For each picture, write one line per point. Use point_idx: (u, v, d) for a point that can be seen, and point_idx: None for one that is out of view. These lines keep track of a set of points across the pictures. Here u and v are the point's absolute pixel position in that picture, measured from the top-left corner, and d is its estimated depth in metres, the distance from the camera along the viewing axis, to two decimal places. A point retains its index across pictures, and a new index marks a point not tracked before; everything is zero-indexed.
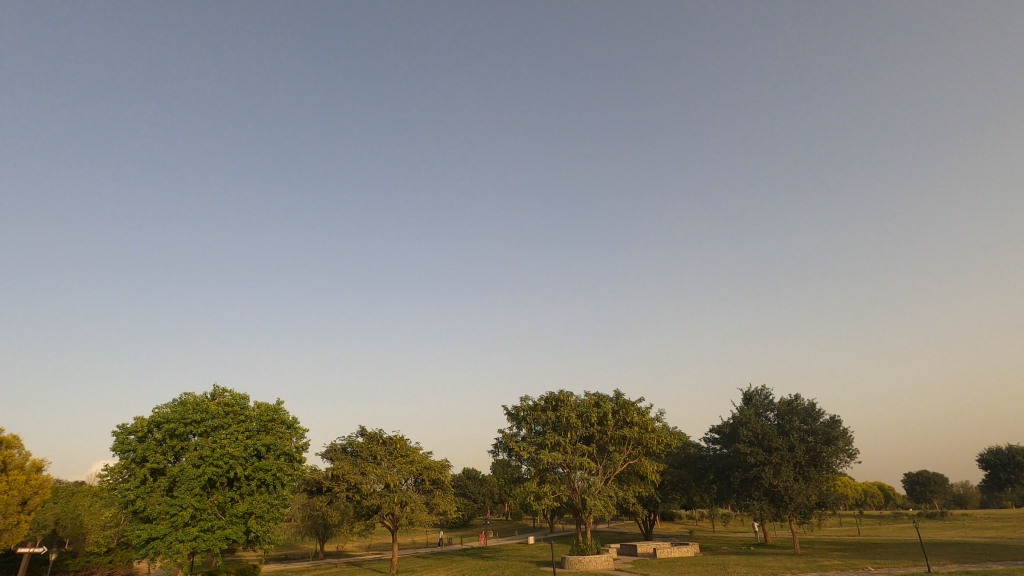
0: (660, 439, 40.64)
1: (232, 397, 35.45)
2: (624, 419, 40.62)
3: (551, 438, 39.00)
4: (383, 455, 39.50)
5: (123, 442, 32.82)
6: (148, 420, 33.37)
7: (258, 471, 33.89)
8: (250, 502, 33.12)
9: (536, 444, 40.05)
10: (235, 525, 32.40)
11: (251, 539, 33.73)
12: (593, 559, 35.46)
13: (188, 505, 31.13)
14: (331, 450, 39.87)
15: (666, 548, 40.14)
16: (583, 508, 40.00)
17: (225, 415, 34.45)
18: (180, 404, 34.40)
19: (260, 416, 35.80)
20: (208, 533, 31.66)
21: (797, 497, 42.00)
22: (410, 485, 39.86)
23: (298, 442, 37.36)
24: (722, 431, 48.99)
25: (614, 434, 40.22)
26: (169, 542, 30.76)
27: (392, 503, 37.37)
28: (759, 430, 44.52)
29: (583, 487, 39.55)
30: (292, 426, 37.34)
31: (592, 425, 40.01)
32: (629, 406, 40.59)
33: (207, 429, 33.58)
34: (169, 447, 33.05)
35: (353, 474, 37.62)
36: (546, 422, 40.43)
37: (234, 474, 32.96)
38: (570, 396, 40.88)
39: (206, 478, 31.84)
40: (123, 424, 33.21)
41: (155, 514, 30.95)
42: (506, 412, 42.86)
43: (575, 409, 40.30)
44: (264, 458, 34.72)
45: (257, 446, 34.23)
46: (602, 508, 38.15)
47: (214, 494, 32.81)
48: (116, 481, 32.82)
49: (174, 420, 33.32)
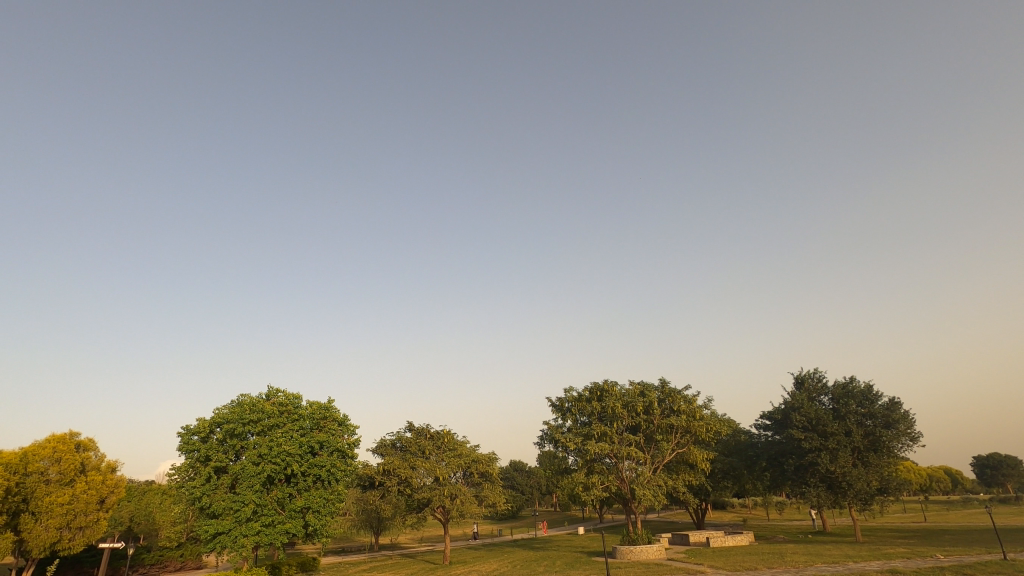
0: (709, 427, 39.81)
1: (286, 397, 36.70)
2: (671, 408, 40.07)
3: (596, 428, 38.75)
4: (431, 449, 40.20)
5: (188, 442, 34.56)
6: (210, 421, 35.03)
7: (313, 467, 35.21)
8: (308, 497, 34.45)
9: (581, 434, 39.95)
10: (294, 519, 33.75)
11: (309, 533, 35.01)
12: (645, 549, 35.18)
13: (250, 501, 32.52)
14: (380, 446, 40.88)
15: (719, 537, 39.40)
16: (632, 498, 39.60)
17: (280, 414, 35.72)
18: (238, 405, 35.86)
19: (313, 414, 37.03)
20: (270, 527, 33.03)
21: (856, 483, 40.42)
22: (459, 478, 40.47)
23: (350, 438, 38.52)
24: (774, 417, 47.60)
25: (662, 422, 39.67)
26: (234, 536, 32.15)
27: (442, 496, 38.01)
28: (813, 414, 43.03)
29: (632, 477, 39.10)
30: (343, 423, 38.46)
31: (638, 415, 39.55)
32: (675, 394, 39.97)
33: (264, 428, 34.95)
34: (229, 446, 34.53)
35: (403, 468, 38.55)
36: (591, 412, 40.26)
37: (292, 471, 34.25)
38: (614, 386, 40.54)
39: (265, 475, 33.20)
40: (186, 425, 34.91)
41: (220, 509, 32.42)
42: (551, 404, 42.95)
43: (620, 399, 39.87)
44: (318, 455, 36.04)
45: (311, 443, 35.50)
46: (652, 498, 37.75)
47: (273, 490, 34.13)
48: (184, 479, 34.59)
49: (233, 420, 34.76)
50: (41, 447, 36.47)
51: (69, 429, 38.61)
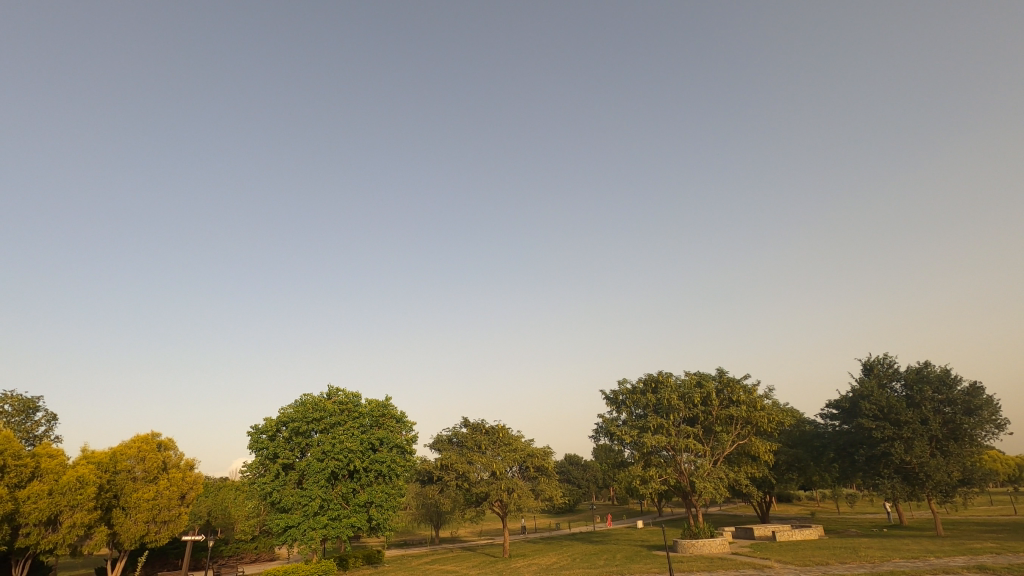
0: (772, 417, 38.34)
1: (346, 396, 37.93)
2: (730, 398, 38.87)
3: (652, 420, 38.08)
4: (487, 444, 40.62)
5: (257, 441, 36.29)
6: (276, 420, 36.65)
7: (374, 463, 36.34)
8: (371, 492, 35.64)
9: (637, 427, 39.40)
10: (359, 514, 34.95)
11: (373, 526, 36.16)
12: (707, 543, 34.38)
13: (316, 496, 33.86)
14: (437, 441, 41.74)
15: (786, 531, 38.02)
16: (692, 491, 38.76)
17: (341, 412, 36.96)
18: (301, 404, 37.30)
19: (372, 411, 38.15)
20: (336, 521, 34.29)
21: (936, 474, 37.99)
22: (515, 472, 40.73)
23: (408, 435, 39.47)
24: (841, 405, 45.43)
25: (721, 413, 38.57)
26: (303, 529, 33.54)
27: (499, 490, 38.38)
28: (885, 402, 40.81)
29: (691, 469, 38.29)
30: (401, 420, 39.41)
31: (696, 406, 38.56)
32: (734, 384, 38.76)
33: (327, 426, 36.29)
34: (295, 444, 35.99)
35: (460, 463, 39.18)
36: (646, 404, 39.64)
37: (354, 467, 35.42)
38: (669, 377, 39.76)
39: (329, 471, 34.46)
40: (255, 424, 36.68)
41: (290, 504, 33.91)
42: (605, 397, 42.57)
43: (676, 390, 39.04)
44: (378, 451, 37.18)
45: (371, 440, 36.60)
46: (713, 491, 36.76)
47: (338, 485, 35.42)
48: (255, 476, 36.36)
49: (297, 419, 36.20)
50: (127, 448, 39.28)
51: (151, 430, 41.38)
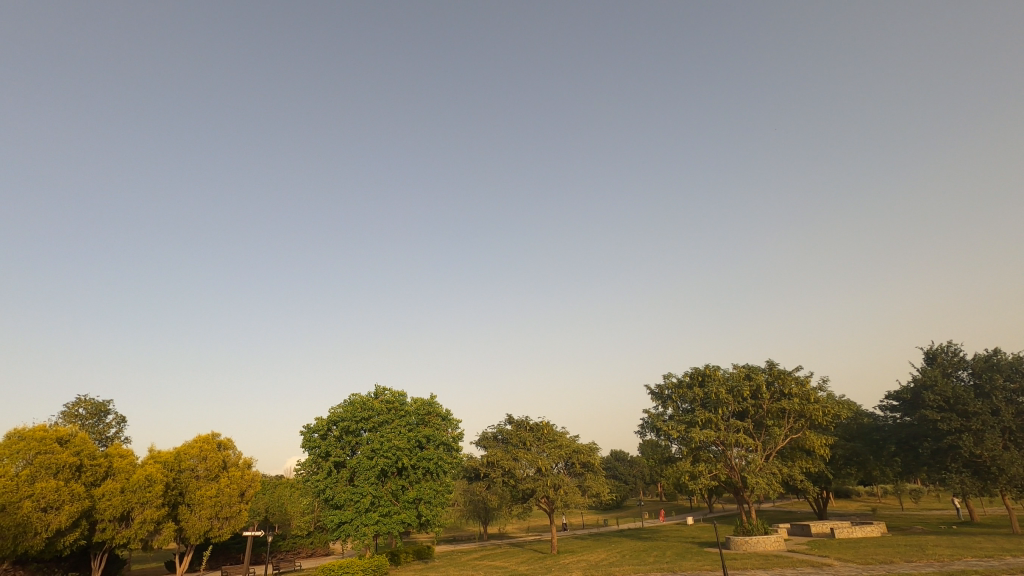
0: (827, 410, 36.85)
1: (392, 395, 38.71)
2: (781, 390, 37.63)
3: (700, 415, 37.25)
4: (532, 441, 40.66)
5: (310, 440, 37.46)
6: (327, 420, 37.73)
7: (422, 460, 36.98)
8: (419, 488, 36.29)
9: (685, 422, 38.65)
10: (408, 510, 35.67)
11: (423, 522, 36.83)
12: (761, 540, 33.42)
13: (367, 493, 34.66)
14: (483, 438, 42.18)
15: (845, 528, 36.52)
16: (744, 486, 37.72)
17: (388, 411, 37.74)
18: (350, 404, 38.26)
19: (418, 410, 38.81)
20: (387, 517, 35.07)
21: (1009, 468, 35.59)
22: (561, 468, 40.63)
23: (454, 432, 39.97)
24: (902, 397, 43.33)
25: (772, 407, 37.38)
26: (356, 525, 34.40)
27: (545, 487, 38.32)
28: (950, 393, 38.68)
29: (742, 465, 37.20)
30: (447, 418, 39.97)
31: (745, 399, 37.50)
32: (785, 375, 37.56)
33: (375, 424, 37.14)
34: (346, 442, 37.01)
35: (506, 459, 39.41)
36: (693, 398, 38.88)
37: (403, 464, 36.11)
38: (717, 370, 38.83)
39: (379, 469, 35.20)
40: (307, 424, 37.83)
41: (342, 501, 34.84)
42: (650, 392, 41.96)
43: (724, 383, 38.09)
44: (425, 449, 37.81)
45: (418, 438, 37.24)
46: (766, 487, 35.64)
47: (387, 482, 36.20)
48: (309, 473, 37.54)
49: (347, 418, 37.17)
50: (190, 448, 41.31)
51: (211, 431, 43.39)
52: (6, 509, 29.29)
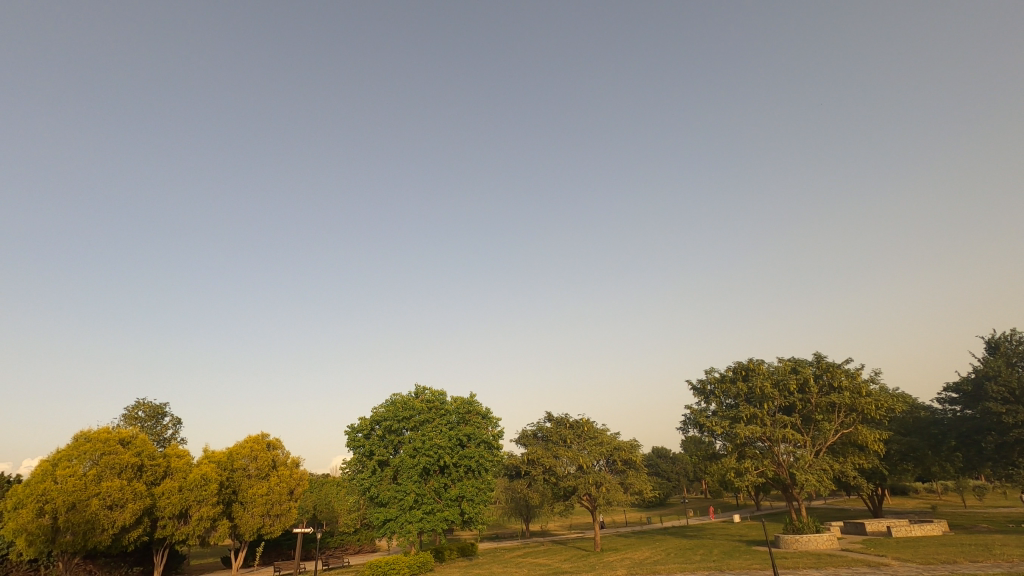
0: (880, 403, 35.37)
1: (432, 395, 39.23)
2: (830, 384, 36.35)
3: (744, 410, 36.32)
4: (573, 439, 40.52)
5: (354, 439, 38.33)
6: (370, 419, 38.52)
7: (463, 458, 37.32)
8: (461, 486, 36.67)
9: (729, 418, 37.77)
10: (451, 508, 36.10)
11: (466, 520, 37.21)
12: (813, 538, 32.38)
13: (411, 491, 35.23)
14: (523, 436, 42.30)
15: (903, 526, 34.99)
16: (793, 484, 36.57)
17: (429, 410, 38.26)
18: (392, 403, 38.97)
19: (458, 409, 39.19)
20: (431, 514, 35.57)
21: None
22: (602, 466, 40.32)
23: (494, 430, 40.21)
24: (962, 389, 41.21)
25: (820, 401, 36.13)
26: (401, 523, 35.02)
27: (587, 484, 38.12)
28: (1015, 384, 36.57)
29: (791, 461, 36.09)
30: (487, 416, 40.23)
31: (792, 394, 36.36)
32: (834, 368, 36.26)
33: (417, 424, 37.66)
34: (389, 441, 37.68)
35: (546, 457, 39.37)
36: (737, 394, 38.00)
37: (445, 463, 36.52)
38: (761, 364, 37.81)
39: (422, 467, 35.70)
40: (351, 424, 38.71)
41: (387, 499, 35.50)
42: (691, 387, 41.22)
43: (769, 377, 37.04)
44: (466, 447, 38.13)
45: (459, 436, 37.59)
46: (817, 484, 34.45)
47: (430, 480, 36.67)
48: (354, 472, 38.42)
49: (389, 418, 37.86)
50: (242, 448, 42.86)
51: (261, 431, 44.91)
52: (76, 507, 30.99)
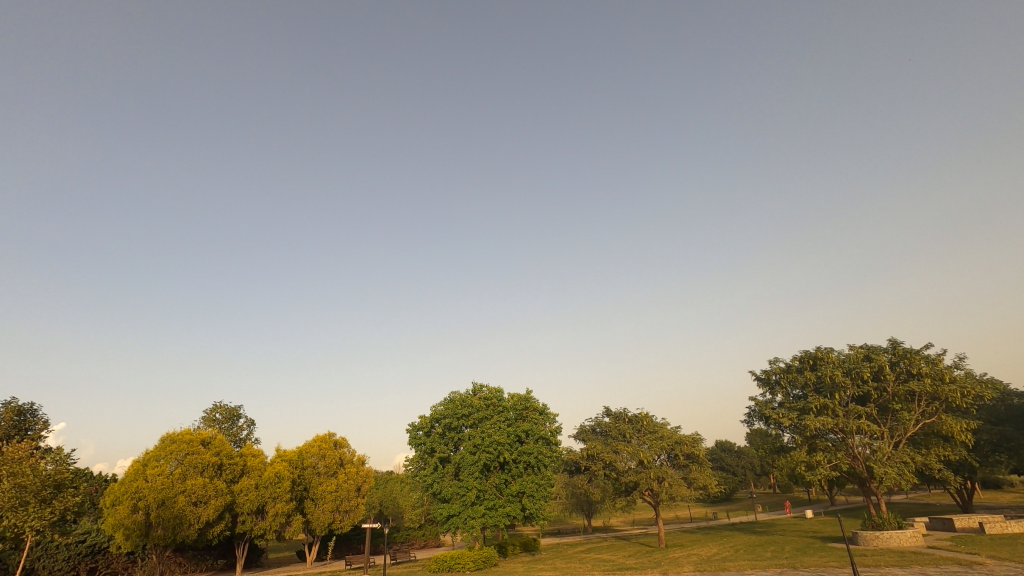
0: (966, 391, 32.92)
1: (489, 392, 39.60)
2: (909, 371, 34.18)
3: (814, 401, 34.64)
4: (632, 433, 39.94)
5: (416, 437, 39.25)
6: (430, 417, 39.32)
7: (523, 454, 37.53)
8: (522, 482, 36.93)
9: (797, 409, 36.17)
10: (513, 503, 36.42)
11: (527, 515, 37.47)
12: (895, 535, 30.56)
13: (473, 487, 35.74)
14: (582, 432, 42.14)
15: (998, 523, 32.45)
16: (870, 477, 34.57)
17: (487, 407, 38.66)
18: (451, 401, 39.62)
19: (515, 405, 39.45)
20: (493, 510, 35.98)
21: None
22: (664, 460, 39.52)
23: (552, 426, 40.23)
24: None
25: (898, 390, 34.00)
26: (464, 518, 35.60)
27: (649, 479, 37.47)
28: None
29: (867, 454, 34.13)
30: (544, 412, 40.30)
31: (866, 382, 34.38)
32: (912, 354, 34.08)
33: (475, 421, 38.10)
34: (449, 438, 38.30)
35: (606, 452, 38.97)
36: (805, 383, 36.37)
37: (504, 459, 36.82)
38: (830, 352, 35.99)
39: (482, 463, 36.13)
40: (412, 422, 39.66)
41: (449, 495, 36.17)
42: (755, 378, 39.77)
43: (839, 366, 35.19)
44: (525, 443, 38.30)
45: (517, 432, 37.83)
46: (898, 478, 32.40)
47: (491, 476, 37.08)
48: (417, 469, 39.37)
49: (448, 415, 38.53)
50: (310, 446, 44.79)
51: (328, 430, 46.64)
52: (165, 503, 33.32)
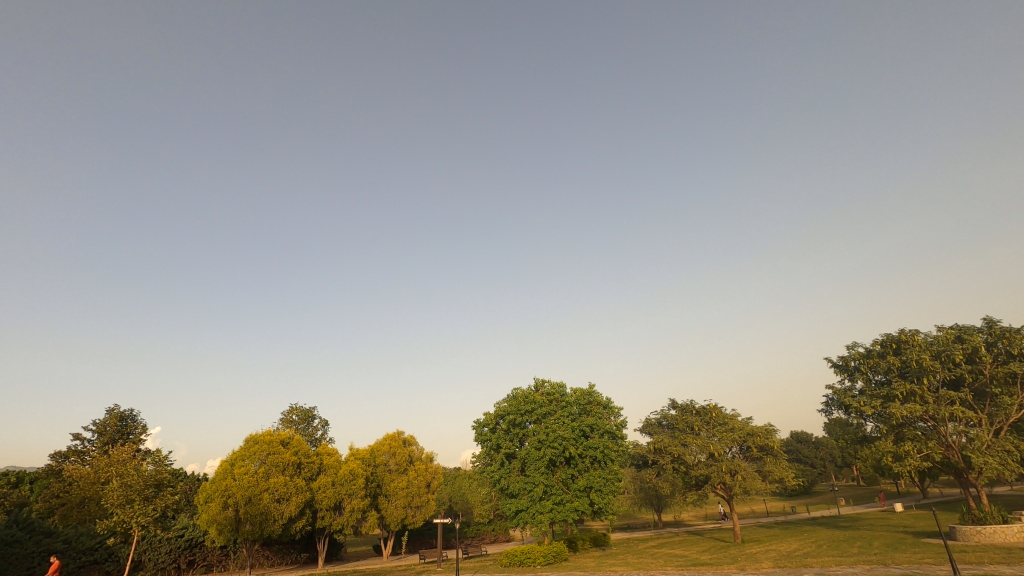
0: None
1: (552, 387, 39.58)
2: (1008, 352, 31.43)
3: (899, 387, 32.45)
4: (700, 425, 38.86)
5: (481, 434, 39.81)
6: (494, 414, 39.75)
7: (588, 448, 37.30)
8: (589, 477, 36.73)
9: (880, 396, 34.00)
10: (581, 498, 36.30)
11: (596, 510, 37.25)
12: (1000, 530, 28.16)
13: (540, 482, 35.87)
14: (647, 425, 41.47)
15: None
16: (968, 468, 31.96)
17: (550, 402, 38.66)
18: (514, 397, 39.86)
19: (579, 400, 39.24)
20: (561, 505, 35.98)
21: None
22: (736, 453, 38.18)
23: (617, 420, 39.79)
24: None
25: (996, 372, 31.31)
26: (532, 513, 35.81)
27: (720, 473, 36.29)
28: None
29: (963, 443, 31.56)
30: (608, 406, 39.89)
31: (958, 365, 31.84)
32: (1011, 334, 31.31)
33: (539, 416, 38.18)
34: (514, 434, 38.58)
35: (674, 446, 38.10)
36: (888, 369, 34.15)
37: (570, 454, 36.71)
38: (915, 335, 33.63)
39: (548, 459, 36.17)
40: (477, 419, 40.25)
41: (517, 490, 36.49)
42: (832, 365, 37.73)
43: (926, 349, 32.81)
44: (590, 438, 38.07)
45: (582, 427, 37.65)
46: (1000, 468, 29.77)
47: (557, 471, 37.10)
48: (484, 465, 39.92)
49: (512, 412, 38.81)
50: (381, 445, 46.39)
51: (397, 429, 48.07)
52: (252, 500, 35.46)
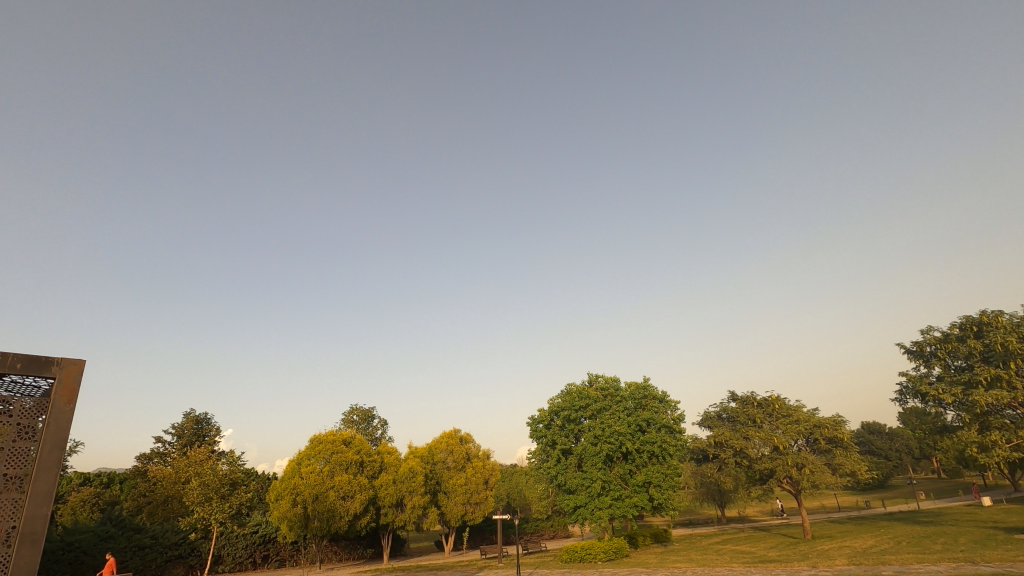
0: None
1: (606, 381, 39.19)
2: None
3: (982, 372, 30.24)
4: (763, 418, 37.50)
5: (536, 430, 39.90)
6: (548, 410, 39.72)
7: (645, 443, 36.70)
8: (647, 472, 36.16)
9: (960, 382, 31.80)
10: (639, 494, 35.79)
11: (656, 505, 36.65)
12: None
13: (597, 478, 35.60)
14: (707, 418, 40.39)
15: None
16: None
17: (604, 397, 38.27)
18: (568, 393, 39.66)
19: (634, 395, 38.60)
20: (619, 501, 35.55)
21: None
22: (802, 446, 36.62)
23: (674, 414, 38.93)
24: None
25: None
26: (591, 509, 35.56)
27: (786, 466, 34.87)
28: None
29: None
30: (664, 399, 39.14)
31: None
32: None
33: (594, 412, 37.91)
34: (569, 430, 38.43)
35: (736, 439, 36.96)
36: (969, 353, 31.91)
37: (627, 449, 36.22)
38: (998, 316, 31.29)
39: (605, 454, 35.83)
40: (532, 415, 40.39)
41: (575, 486, 36.35)
42: (905, 351, 35.59)
43: (1012, 330, 30.45)
44: (647, 432, 37.46)
45: (638, 421, 37.10)
46: None
47: (615, 467, 36.69)
48: (541, 461, 39.99)
49: (566, 408, 38.63)
50: (438, 443, 47.29)
51: (453, 427, 48.87)
52: (318, 498, 36.93)
